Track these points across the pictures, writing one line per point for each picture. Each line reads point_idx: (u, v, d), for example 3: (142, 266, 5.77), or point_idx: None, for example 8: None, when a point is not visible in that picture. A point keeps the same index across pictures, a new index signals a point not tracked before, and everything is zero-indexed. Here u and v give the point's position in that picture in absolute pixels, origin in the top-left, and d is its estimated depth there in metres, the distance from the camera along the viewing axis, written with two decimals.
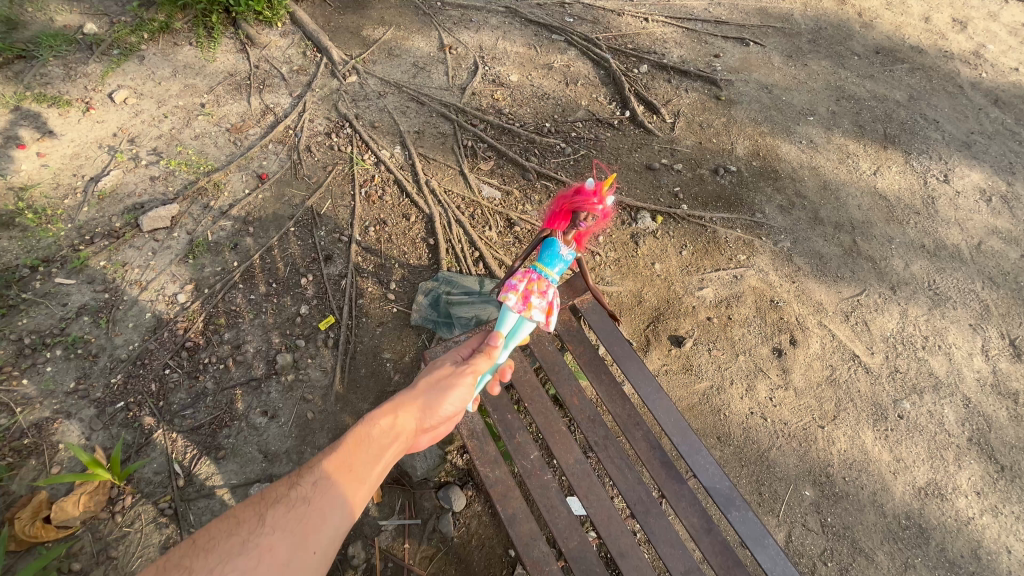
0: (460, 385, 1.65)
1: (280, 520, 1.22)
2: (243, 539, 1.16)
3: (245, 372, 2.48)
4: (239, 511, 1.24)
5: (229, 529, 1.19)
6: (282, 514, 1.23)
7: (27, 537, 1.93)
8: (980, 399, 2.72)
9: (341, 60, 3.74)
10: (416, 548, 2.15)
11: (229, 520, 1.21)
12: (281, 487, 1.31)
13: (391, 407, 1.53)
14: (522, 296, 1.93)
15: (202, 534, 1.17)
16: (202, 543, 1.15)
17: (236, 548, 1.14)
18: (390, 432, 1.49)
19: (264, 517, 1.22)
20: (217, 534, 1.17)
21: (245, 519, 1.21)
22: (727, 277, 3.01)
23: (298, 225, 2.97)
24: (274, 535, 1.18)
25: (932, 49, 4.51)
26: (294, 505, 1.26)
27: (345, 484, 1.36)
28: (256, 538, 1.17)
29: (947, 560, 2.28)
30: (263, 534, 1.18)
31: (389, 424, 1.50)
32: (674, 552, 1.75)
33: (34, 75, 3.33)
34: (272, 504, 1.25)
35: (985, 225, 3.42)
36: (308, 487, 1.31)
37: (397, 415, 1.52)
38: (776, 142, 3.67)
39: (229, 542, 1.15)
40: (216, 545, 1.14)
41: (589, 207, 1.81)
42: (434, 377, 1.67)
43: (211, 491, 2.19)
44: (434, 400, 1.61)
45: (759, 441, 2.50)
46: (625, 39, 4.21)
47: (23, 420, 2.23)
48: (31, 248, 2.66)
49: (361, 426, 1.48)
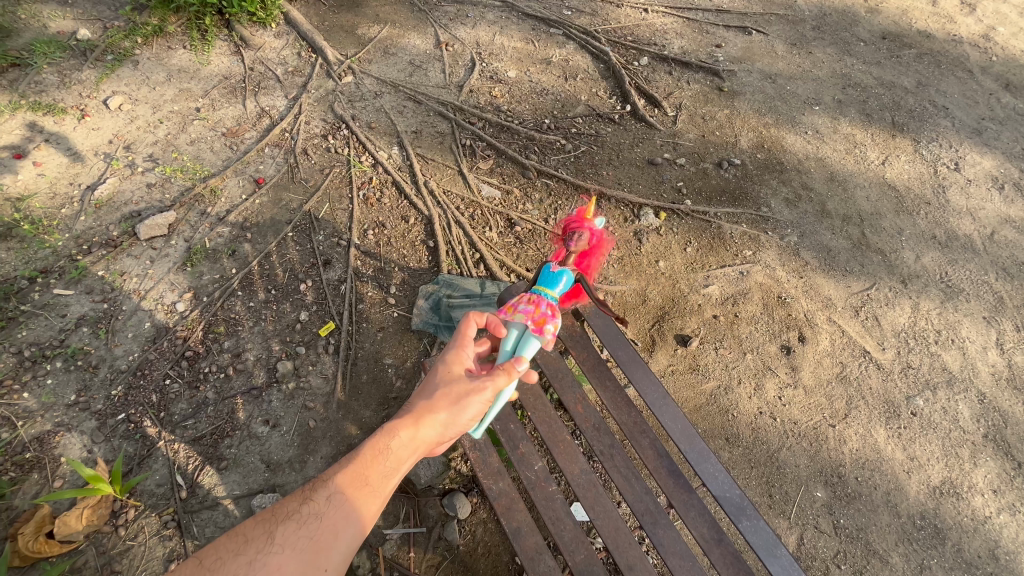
0: (478, 396, 1.55)
1: (289, 538, 1.28)
2: (251, 558, 1.23)
3: (246, 380, 2.45)
4: (248, 529, 1.30)
5: (238, 548, 1.25)
6: (292, 533, 1.29)
7: (30, 553, 1.91)
8: (995, 394, 2.66)
9: (336, 60, 3.69)
10: (421, 557, 2.12)
11: (238, 538, 1.28)
12: (294, 501, 1.37)
13: (412, 417, 1.51)
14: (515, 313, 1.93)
15: (209, 554, 1.24)
16: (211, 563, 1.22)
17: (243, 569, 1.20)
18: (410, 445, 1.48)
19: (274, 534, 1.28)
20: (226, 554, 1.24)
21: (255, 537, 1.28)
22: (733, 274, 2.95)
23: (296, 230, 2.93)
24: (283, 555, 1.25)
25: (940, 34, 4.41)
26: (304, 522, 1.31)
27: (358, 499, 1.40)
28: (265, 557, 1.24)
29: (965, 561, 2.23)
30: (271, 553, 1.25)
31: (409, 438, 1.48)
32: (683, 564, 1.71)
33: (29, 82, 3.29)
34: (283, 521, 1.31)
35: (997, 214, 3.34)
36: (321, 503, 1.36)
37: (418, 427, 1.49)
38: (780, 133, 3.59)
39: (236, 562, 1.21)
40: (223, 565, 1.21)
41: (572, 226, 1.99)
42: (454, 383, 1.58)
43: (215, 502, 2.17)
44: (454, 410, 1.53)
45: (768, 441, 2.45)
46: (625, 31, 4.13)
47: (24, 435, 2.21)
48: (29, 259, 2.64)
49: (379, 437, 1.48)
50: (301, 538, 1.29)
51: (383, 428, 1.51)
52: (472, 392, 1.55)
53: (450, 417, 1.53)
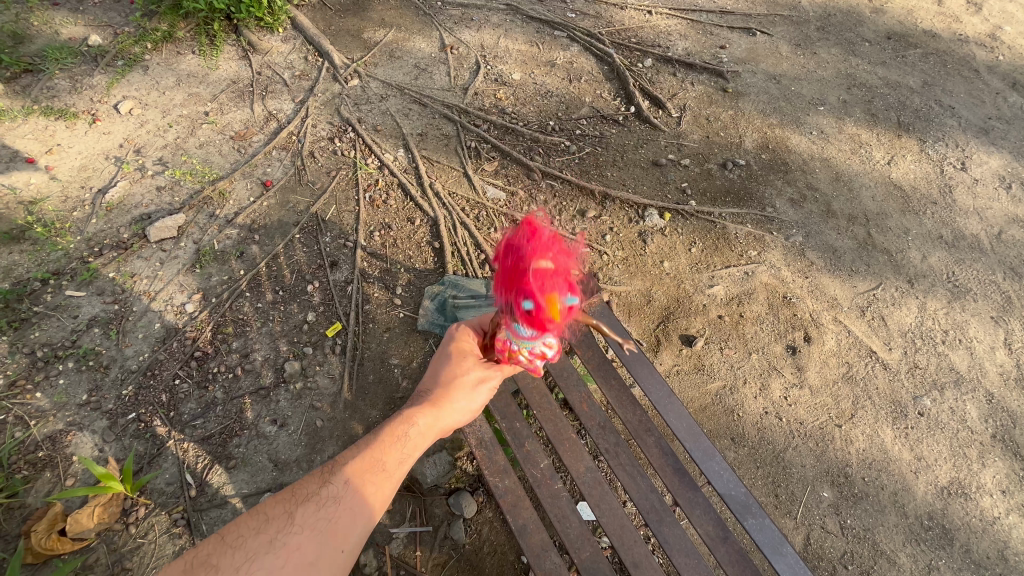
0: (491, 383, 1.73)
1: (308, 519, 1.30)
2: (271, 537, 1.24)
3: (254, 380, 2.48)
4: (268, 508, 1.31)
5: (258, 526, 1.26)
6: (311, 515, 1.30)
7: (42, 550, 1.94)
8: (1003, 394, 2.65)
9: (342, 64, 3.73)
10: (427, 555, 2.13)
11: (259, 516, 1.29)
12: (313, 484, 1.40)
13: (427, 407, 1.60)
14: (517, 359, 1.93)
15: (231, 531, 1.25)
16: (231, 541, 1.23)
17: (264, 547, 1.22)
18: (425, 432, 1.57)
19: (294, 514, 1.30)
20: (246, 531, 1.25)
21: (275, 516, 1.29)
22: (738, 274, 2.95)
23: (303, 231, 2.96)
24: (302, 535, 1.26)
25: (946, 34, 4.39)
26: (322, 505, 1.34)
27: (374, 485, 1.43)
28: (285, 536, 1.25)
29: (973, 562, 2.22)
30: (291, 533, 1.26)
31: (426, 423, 1.58)
32: (688, 561, 1.71)
33: (42, 88, 3.35)
34: (302, 502, 1.33)
35: (1005, 214, 3.32)
36: (338, 487, 1.39)
37: (437, 412, 1.61)
38: (785, 134, 3.59)
39: (258, 540, 1.23)
40: (245, 541, 1.23)
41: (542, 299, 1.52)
42: (469, 372, 1.72)
43: (224, 501, 2.19)
44: (469, 395, 1.69)
45: (775, 441, 2.45)
46: (629, 33, 4.15)
47: (37, 433, 2.24)
48: (42, 261, 2.68)
49: (396, 423, 1.55)
50: (319, 520, 1.31)
51: (398, 415, 1.58)
52: (484, 379, 1.73)
53: (462, 406, 1.67)
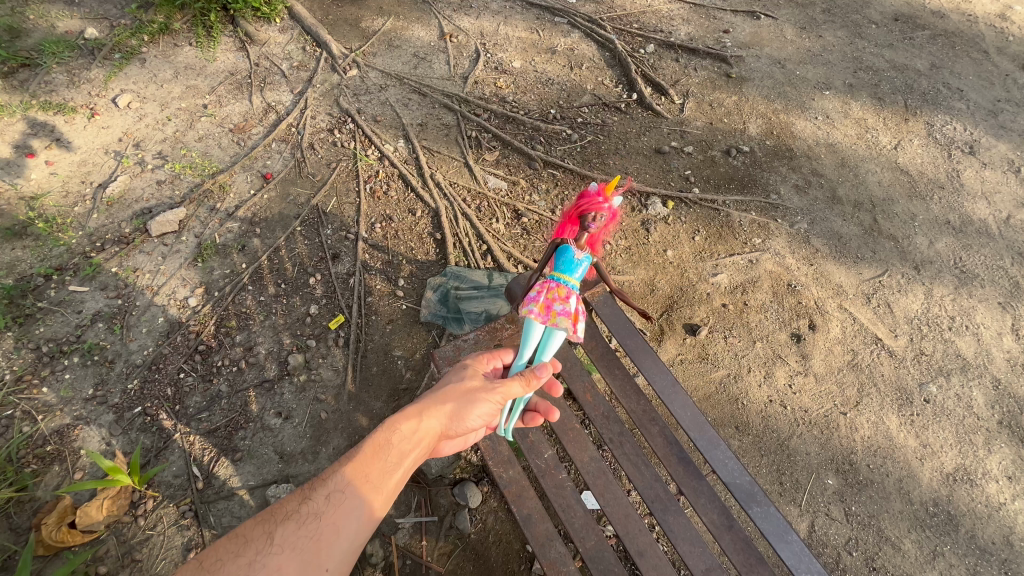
0: (488, 394, 1.63)
1: (288, 539, 1.27)
2: (250, 559, 1.22)
3: (258, 373, 2.48)
4: (248, 530, 1.30)
5: (238, 549, 1.25)
6: (292, 533, 1.28)
7: (54, 542, 1.95)
8: (1010, 380, 2.63)
9: (340, 53, 3.69)
10: (433, 545, 2.15)
11: (237, 539, 1.27)
12: (293, 501, 1.37)
13: (414, 412, 1.54)
14: (543, 306, 1.94)
15: (209, 556, 1.24)
16: (210, 565, 1.22)
17: (242, 569, 1.19)
18: (412, 437, 1.50)
19: (272, 535, 1.28)
20: (224, 556, 1.24)
21: (254, 538, 1.27)
22: (742, 262, 2.92)
23: (304, 224, 2.95)
24: (281, 555, 1.24)
25: (955, 14, 4.31)
26: (303, 522, 1.31)
27: (359, 496, 1.39)
28: (264, 558, 1.23)
29: (978, 547, 2.22)
30: (270, 554, 1.24)
31: (411, 430, 1.51)
32: (693, 550, 1.72)
33: (39, 82, 3.32)
34: (283, 521, 1.31)
35: (1014, 198, 3.28)
36: (320, 502, 1.36)
37: (426, 416, 1.54)
38: (789, 119, 3.54)
39: (235, 562, 1.21)
40: (222, 565, 1.21)
41: (597, 208, 1.87)
42: (463, 382, 1.67)
43: (231, 492, 2.20)
44: (461, 403, 1.61)
45: (779, 428, 2.45)
46: (630, 18, 4.09)
47: (45, 427, 2.26)
48: (44, 256, 2.68)
49: (380, 433, 1.50)
50: (301, 538, 1.28)
51: (383, 425, 1.53)
52: (479, 390, 1.64)
53: (457, 411, 1.59)
